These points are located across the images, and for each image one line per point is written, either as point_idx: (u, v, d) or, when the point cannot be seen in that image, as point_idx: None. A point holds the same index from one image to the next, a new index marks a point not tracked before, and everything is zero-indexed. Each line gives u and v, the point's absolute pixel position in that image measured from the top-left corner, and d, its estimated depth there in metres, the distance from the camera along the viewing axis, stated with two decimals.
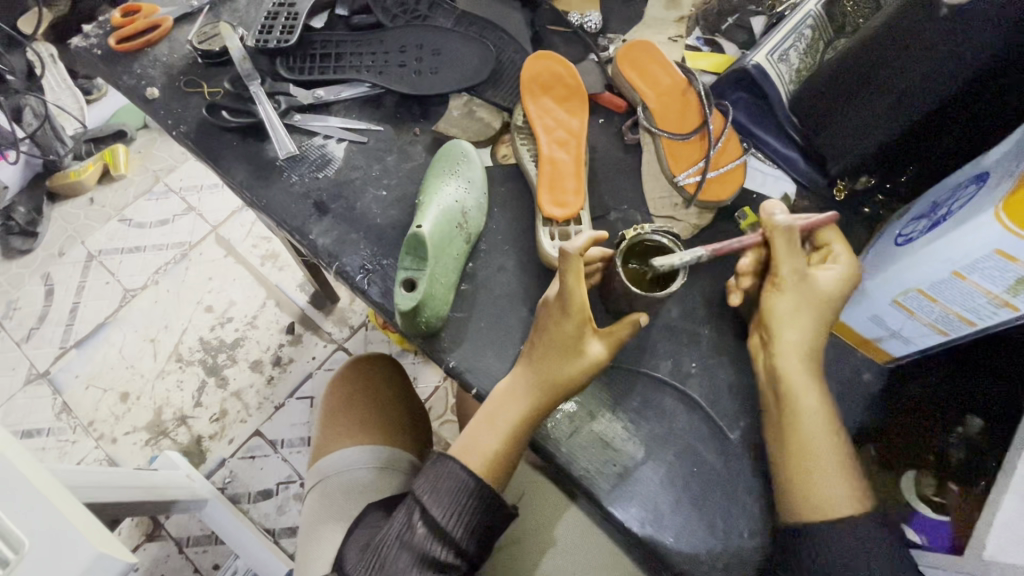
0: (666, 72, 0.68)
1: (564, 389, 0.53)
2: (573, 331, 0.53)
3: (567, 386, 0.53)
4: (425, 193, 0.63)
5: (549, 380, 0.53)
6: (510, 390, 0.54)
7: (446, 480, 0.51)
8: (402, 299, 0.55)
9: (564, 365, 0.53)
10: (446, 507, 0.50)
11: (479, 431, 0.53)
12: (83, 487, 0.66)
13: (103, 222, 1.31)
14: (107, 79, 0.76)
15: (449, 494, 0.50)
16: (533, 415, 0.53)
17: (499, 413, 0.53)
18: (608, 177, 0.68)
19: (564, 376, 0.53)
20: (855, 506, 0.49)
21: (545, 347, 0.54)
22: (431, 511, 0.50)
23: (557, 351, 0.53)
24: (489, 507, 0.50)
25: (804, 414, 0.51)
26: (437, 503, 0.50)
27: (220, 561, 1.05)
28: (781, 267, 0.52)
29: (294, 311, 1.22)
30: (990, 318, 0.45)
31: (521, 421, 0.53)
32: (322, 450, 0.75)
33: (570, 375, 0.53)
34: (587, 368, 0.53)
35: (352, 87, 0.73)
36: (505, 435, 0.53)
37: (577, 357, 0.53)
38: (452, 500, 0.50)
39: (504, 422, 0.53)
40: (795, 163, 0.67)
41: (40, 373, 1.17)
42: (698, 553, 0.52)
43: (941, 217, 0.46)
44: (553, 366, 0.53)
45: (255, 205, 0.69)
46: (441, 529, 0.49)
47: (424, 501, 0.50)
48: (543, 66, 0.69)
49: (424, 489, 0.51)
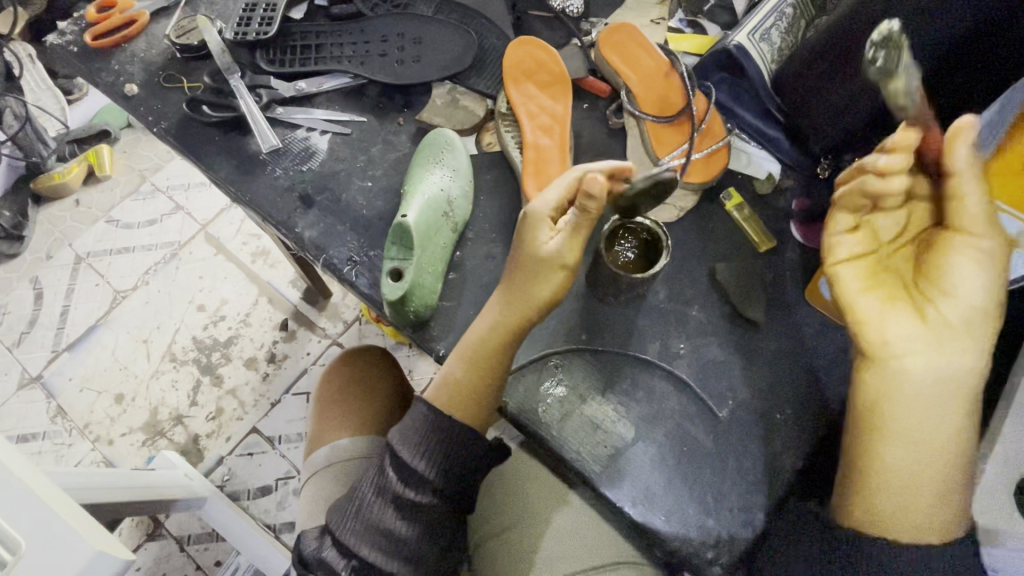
0: (649, 55, 0.68)
1: (524, 306, 0.53)
2: (528, 239, 0.53)
3: (534, 308, 0.53)
4: (410, 184, 0.63)
5: (515, 298, 0.53)
6: (484, 314, 0.56)
7: (411, 419, 0.51)
8: (388, 289, 0.55)
9: (521, 278, 0.53)
10: (413, 447, 0.50)
11: (452, 366, 0.54)
12: (81, 489, 0.67)
13: (90, 223, 1.30)
14: (85, 77, 0.75)
15: (417, 434, 0.50)
16: (499, 337, 0.53)
17: (469, 341, 0.54)
18: (594, 162, 0.68)
19: (528, 291, 0.53)
20: (947, 530, 0.46)
21: (516, 275, 0.54)
22: (399, 454, 0.50)
23: (517, 266, 0.54)
24: (449, 445, 0.50)
25: (942, 420, 0.45)
26: (405, 446, 0.50)
27: (221, 557, 1.06)
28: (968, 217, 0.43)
29: (287, 308, 1.22)
30: None
31: (483, 342, 0.54)
32: (317, 436, 0.76)
33: (537, 298, 0.53)
34: (548, 275, 0.52)
35: (334, 79, 0.73)
36: (467, 359, 0.54)
37: (538, 267, 0.53)
38: (421, 440, 0.50)
39: (467, 345, 0.54)
40: (779, 143, 0.67)
41: (32, 378, 1.16)
42: (689, 531, 0.53)
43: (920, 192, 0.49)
44: (521, 285, 0.53)
45: (240, 200, 0.68)
46: (415, 476, 0.49)
47: (393, 446, 0.51)
48: (525, 51, 0.69)
49: (393, 432, 0.51)
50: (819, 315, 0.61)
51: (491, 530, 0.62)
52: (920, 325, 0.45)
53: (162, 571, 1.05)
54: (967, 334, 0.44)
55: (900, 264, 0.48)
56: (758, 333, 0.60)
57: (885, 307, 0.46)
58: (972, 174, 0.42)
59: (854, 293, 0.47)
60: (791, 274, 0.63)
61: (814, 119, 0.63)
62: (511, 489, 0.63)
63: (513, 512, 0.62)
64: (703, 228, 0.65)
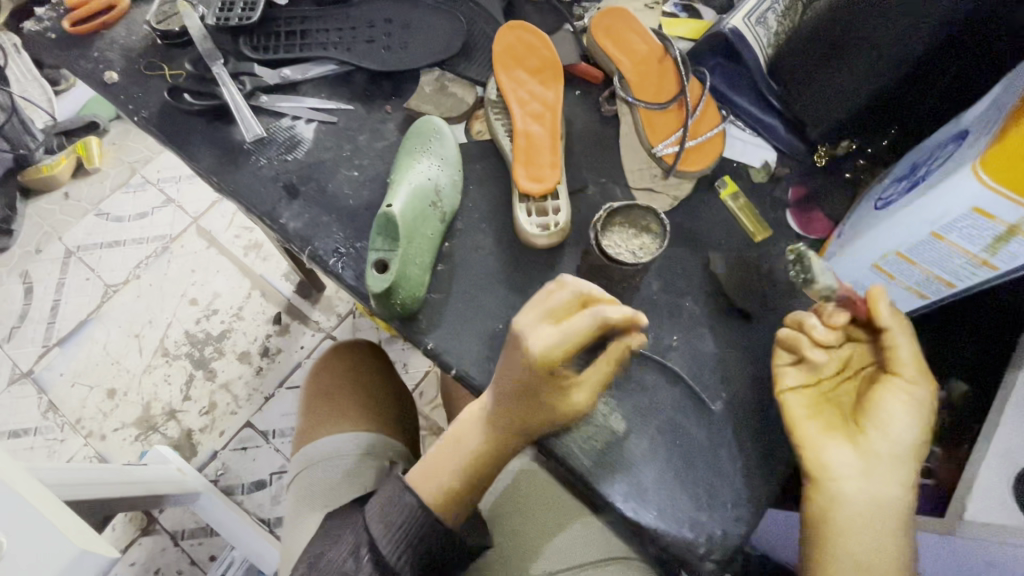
0: (641, 40, 0.66)
1: (525, 429, 0.51)
2: (525, 378, 0.48)
3: (523, 435, 0.52)
4: (396, 173, 0.61)
5: (510, 424, 0.51)
6: (477, 412, 0.53)
7: (393, 513, 0.50)
8: (373, 282, 0.54)
9: (519, 407, 0.50)
10: (392, 542, 0.49)
11: (442, 455, 0.53)
12: (71, 487, 0.65)
13: (79, 216, 1.28)
14: (64, 64, 0.72)
15: (393, 527, 0.49)
16: (494, 451, 0.52)
17: (465, 434, 0.53)
18: (586, 150, 0.66)
19: (523, 416, 0.51)
20: None
21: (512, 408, 0.51)
22: (379, 548, 0.49)
23: (515, 395, 0.50)
24: (427, 548, 0.49)
25: (874, 546, 0.45)
26: (387, 539, 0.49)
27: (216, 552, 1.05)
28: (899, 362, 0.47)
29: (280, 301, 1.20)
30: (969, 280, 0.44)
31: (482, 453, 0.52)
32: (304, 431, 0.76)
33: (534, 425, 0.51)
34: (559, 405, 0.50)
35: (320, 66, 0.71)
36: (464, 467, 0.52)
37: (550, 400, 0.50)
38: (404, 538, 0.49)
39: (466, 454, 0.53)
40: (775, 130, 0.65)
41: (23, 373, 1.15)
42: (683, 525, 0.52)
43: (921, 177, 0.45)
44: (515, 414, 0.51)
45: (224, 190, 0.66)
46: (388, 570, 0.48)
47: (374, 537, 0.49)
48: (515, 36, 0.67)
49: (376, 523, 0.49)
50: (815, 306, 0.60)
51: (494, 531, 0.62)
52: (855, 452, 0.47)
53: (156, 566, 1.04)
54: (897, 464, 0.46)
55: (843, 398, 0.50)
56: (753, 324, 0.59)
57: (824, 436, 0.48)
58: (897, 327, 0.46)
59: (798, 420, 0.49)
60: (787, 264, 0.62)
61: (811, 103, 0.62)
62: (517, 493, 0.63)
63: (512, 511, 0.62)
64: (698, 218, 0.64)
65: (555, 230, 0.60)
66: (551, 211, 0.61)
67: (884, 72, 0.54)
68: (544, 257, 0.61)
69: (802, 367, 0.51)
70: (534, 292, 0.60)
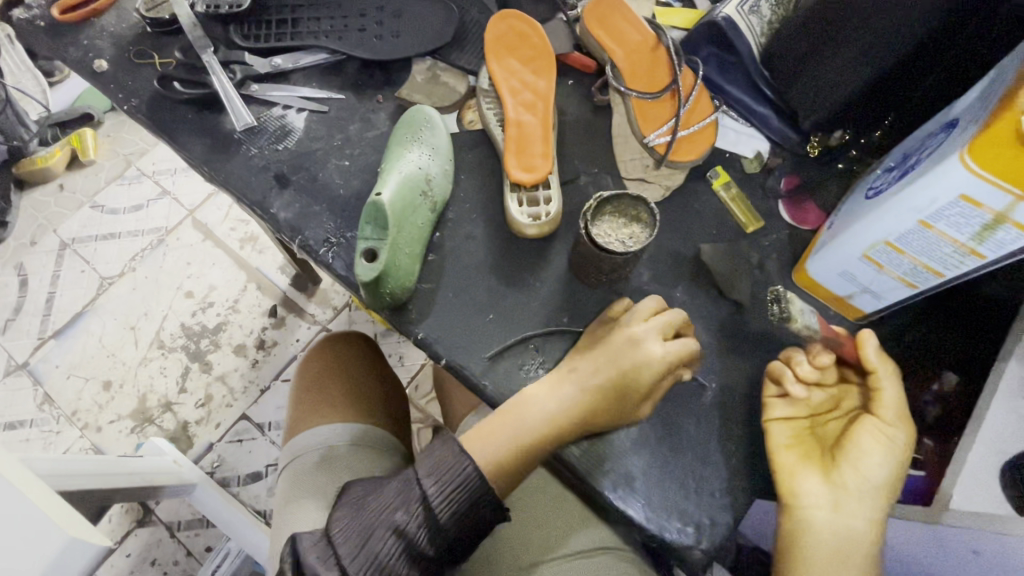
0: (635, 29, 0.66)
1: (599, 423, 0.52)
2: (639, 372, 0.51)
3: (593, 426, 0.52)
4: (387, 162, 0.61)
5: (589, 410, 0.51)
6: (552, 389, 0.52)
7: (449, 460, 0.47)
8: (362, 271, 0.53)
9: (610, 403, 0.51)
10: (442, 490, 0.47)
11: (497, 424, 0.51)
12: (70, 476, 0.64)
13: (74, 208, 1.27)
14: (53, 53, 0.72)
15: (449, 475, 0.47)
16: (559, 440, 0.52)
17: (529, 407, 0.51)
18: (578, 140, 0.66)
19: (601, 412, 0.52)
20: None
21: (602, 390, 0.51)
22: (433, 506, 0.47)
23: (611, 386, 0.51)
24: (473, 515, 0.48)
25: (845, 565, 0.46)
26: (444, 498, 0.47)
27: (212, 543, 1.06)
28: (882, 407, 0.48)
29: (276, 294, 1.20)
30: (956, 268, 0.44)
31: (544, 441, 0.51)
32: (296, 421, 0.76)
33: (605, 420, 0.52)
34: (639, 407, 0.52)
35: (311, 55, 0.70)
36: (522, 446, 0.50)
37: (630, 409, 0.52)
38: (458, 500, 0.47)
39: (525, 436, 0.51)
40: (768, 120, 0.65)
41: (18, 365, 1.14)
42: (671, 515, 0.52)
43: (910, 166, 0.45)
44: (598, 401, 0.51)
45: (214, 180, 0.66)
46: (437, 528, 0.47)
47: (430, 496, 0.47)
48: (508, 25, 0.66)
49: (433, 482, 0.47)
50: (805, 297, 0.60)
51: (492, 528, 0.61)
52: (828, 483, 0.48)
53: (153, 557, 1.05)
54: (868, 504, 0.47)
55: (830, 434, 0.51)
56: (743, 315, 0.59)
57: (800, 466, 0.49)
58: (885, 373, 0.48)
59: (778, 446, 0.51)
60: (778, 255, 0.62)
61: (803, 93, 0.61)
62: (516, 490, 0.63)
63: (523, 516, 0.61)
64: (690, 209, 0.63)
65: (545, 219, 0.59)
66: (542, 201, 0.61)
67: (878, 60, 0.54)
68: (534, 247, 0.61)
69: (789, 399, 0.53)
70: (525, 282, 0.60)
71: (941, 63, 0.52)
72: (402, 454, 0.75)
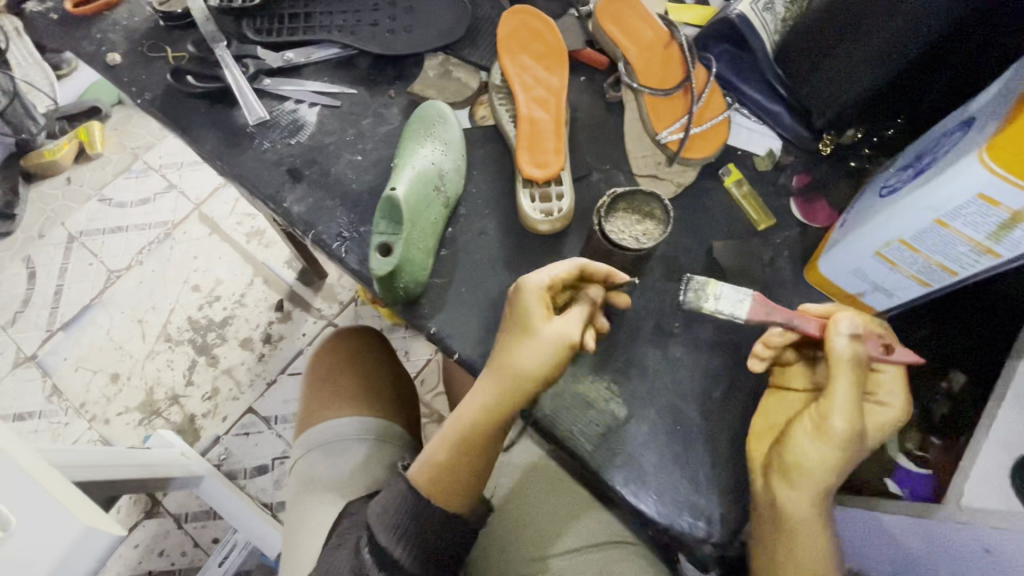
0: (647, 26, 0.66)
1: (520, 388, 0.49)
2: (521, 316, 0.50)
3: (520, 393, 0.49)
4: (400, 157, 0.61)
5: (505, 377, 0.49)
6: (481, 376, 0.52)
7: (394, 502, 0.50)
8: (377, 265, 0.53)
9: (509, 361, 0.49)
10: (390, 533, 0.49)
11: (439, 433, 0.52)
12: (83, 467, 0.65)
13: (81, 202, 1.28)
14: (65, 46, 0.72)
15: (394, 517, 0.49)
16: (492, 419, 0.50)
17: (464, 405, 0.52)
18: (590, 137, 0.66)
19: (518, 374, 0.49)
20: None
21: (502, 351, 0.50)
22: (376, 536, 0.49)
23: (508, 342, 0.50)
24: (429, 531, 0.49)
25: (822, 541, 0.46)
26: (383, 528, 0.49)
27: (219, 535, 1.06)
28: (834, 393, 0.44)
29: (282, 289, 1.21)
30: (971, 267, 0.44)
31: (474, 424, 0.50)
32: (308, 415, 0.76)
33: (529, 380, 0.49)
34: (547, 354, 0.48)
35: (323, 49, 0.70)
36: (453, 441, 0.51)
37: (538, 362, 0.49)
38: (398, 523, 0.49)
39: (453, 428, 0.51)
40: (780, 118, 0.65)
41: (27, 357, 1.15)
42: (682, 510, 0.52)
43: (926, 164, 0.45)
44: (507, 367, 0.49)
45: (226, 174, 0.66)
46: (390, 561, 0.48)
47: (372, 527, 0.49)
48: (520, 21, 0.66)
49: (374, 513, 0.50)
50: (816, 295, 0.60)
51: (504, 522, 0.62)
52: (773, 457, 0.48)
53: (160, 549, 1.05)
54: (808, 483, 0.45)
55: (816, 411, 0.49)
56: None
57: (762, 438, 0.51)
58: (843, 361, 0.44)
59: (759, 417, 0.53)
60: (790, 253, 0.62)
61: (819, 89, 0.61)
62: (529, 481, 0.64)
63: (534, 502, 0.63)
64: (700, 206, 0.64)
65: (558, 216, 0.59)
66: (555, 196, 0.61)
67: (893, 60, 0.54)
68: (546, 243, 0.62)
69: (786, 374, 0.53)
70: None
71: (955, 62, 0.52)
72: (413, 447, 0.76)
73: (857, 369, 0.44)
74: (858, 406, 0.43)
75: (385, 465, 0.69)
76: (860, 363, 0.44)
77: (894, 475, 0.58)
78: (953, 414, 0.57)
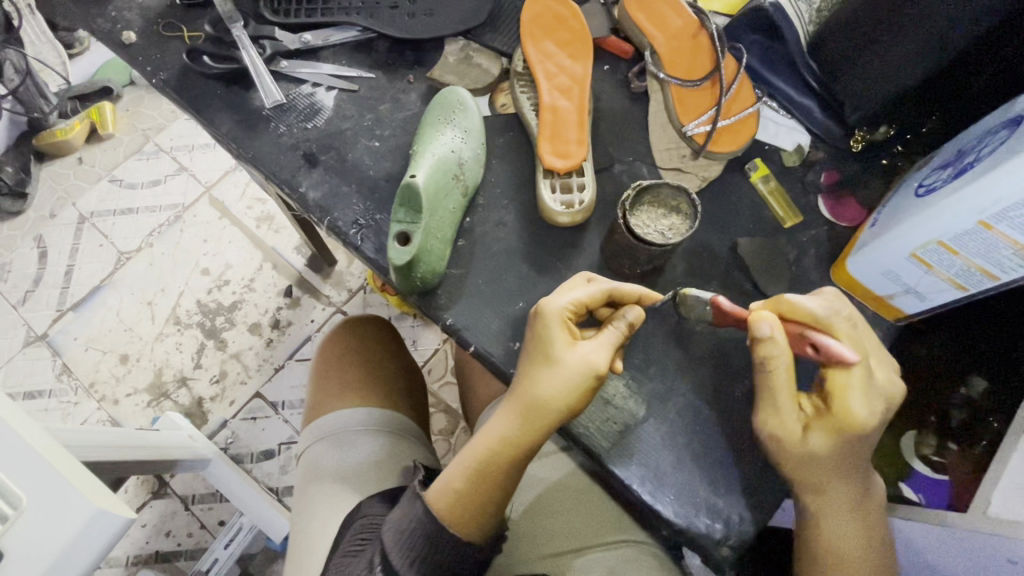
0: (676, 13, 0.63)
1: (543, 418, 0.48)
2: (541, 341, 0.49)
3: (546, 424, 0.48)
4: (419, 143, 0.59)
5: (528, 408, 0.48)
6: (501, 406, 0.51)
7: (407, 524, 0.49)
8: (395, 255, 0.53)
9: (531, 394, 0.48)
10: (403, 554, 0.48)
11: (458, 467, 0.51)
12: (99, 450, 0.64)
13: (92, 182, 1.27)
14: (79, 23, 0.70)
15: (407, 538, 0.49)
16: (516, 449, 0.49)
17: (485, 435, 0.50)
18: (613, 127, 0.65)
19: (543, 404, 0.47)
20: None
21: (523, 382, 0.49)
22: (389, 558, 0.48)
23: (529, 369, 0.49)
24: (441, 556, 0.48)
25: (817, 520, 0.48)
26: (396, 548, 0.48)
27: (225, 517, 1.07)
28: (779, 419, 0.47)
29: (291, 274, 1.20)
30: (1014, 272, 0.42)
31: (495, 452, 0.49)
32: (316, 405, 0.75)
33: (553, 413, 0.47)
34: (571, 383, 0.47)
35: (341, 32, 0.69)
36: (472, 471, 0.49)
37: (563, 394, 0.47)
38: (410, 546, 0.48)
39: (474, 455, 0.50)
40: (810, 113, 0.63)
41: (38, 336, 1.15)
42: (698, 509, 0.52)
43: (969, 163, 0.43)
44: (531, 400, 0.48)
45: (241, 156, 0.65)
46: None
47: (386, 548, 0.49)
48: (544, 5, 0.64)
49: (387, 531, 0.50)
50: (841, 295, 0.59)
51: (515, 515, 0.65)
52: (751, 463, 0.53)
53: (167, 529, 1.06)
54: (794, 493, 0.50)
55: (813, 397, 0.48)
56: None
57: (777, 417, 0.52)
58: (785, 368, 0.45)
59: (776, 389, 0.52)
60: (816, 252, 0.60)
61: (854, 83, 0.60)
62: (546, 478, 0.66)
63: (552, 498, 0.65)
64: (724, 202, 0.62)
65: (579, 208, 0.58)
66: (576, 187, 0.60)
67: (934, 54, 0.52)
68: (565, 236, 0.60)
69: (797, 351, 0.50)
70: (556, 269, 0.59)
71: (1001, 55, 0.49)
72: (421, 438, 0.75)
73: (771, 368, 0.45)
74: (785, 412, 0.47)
75: (392, 459, 0.69)
76: (775, 365, 0.45)
77: (909, 480, 0.56)
78: (974, 421, 0.53)
